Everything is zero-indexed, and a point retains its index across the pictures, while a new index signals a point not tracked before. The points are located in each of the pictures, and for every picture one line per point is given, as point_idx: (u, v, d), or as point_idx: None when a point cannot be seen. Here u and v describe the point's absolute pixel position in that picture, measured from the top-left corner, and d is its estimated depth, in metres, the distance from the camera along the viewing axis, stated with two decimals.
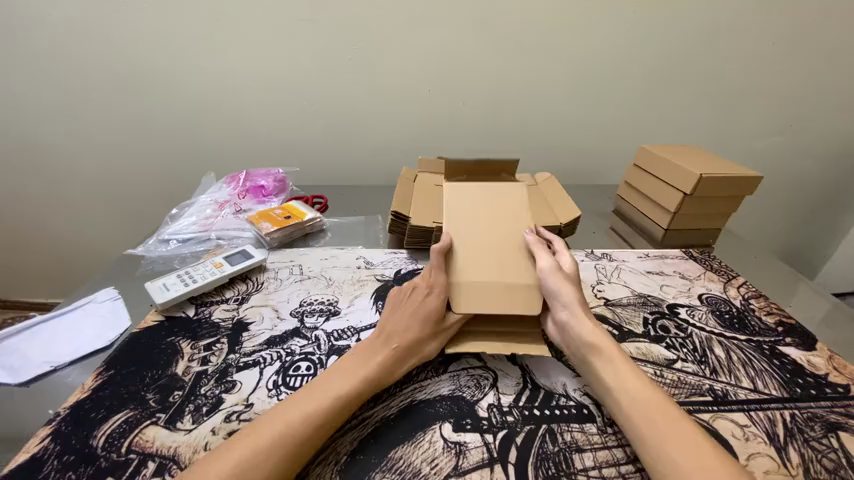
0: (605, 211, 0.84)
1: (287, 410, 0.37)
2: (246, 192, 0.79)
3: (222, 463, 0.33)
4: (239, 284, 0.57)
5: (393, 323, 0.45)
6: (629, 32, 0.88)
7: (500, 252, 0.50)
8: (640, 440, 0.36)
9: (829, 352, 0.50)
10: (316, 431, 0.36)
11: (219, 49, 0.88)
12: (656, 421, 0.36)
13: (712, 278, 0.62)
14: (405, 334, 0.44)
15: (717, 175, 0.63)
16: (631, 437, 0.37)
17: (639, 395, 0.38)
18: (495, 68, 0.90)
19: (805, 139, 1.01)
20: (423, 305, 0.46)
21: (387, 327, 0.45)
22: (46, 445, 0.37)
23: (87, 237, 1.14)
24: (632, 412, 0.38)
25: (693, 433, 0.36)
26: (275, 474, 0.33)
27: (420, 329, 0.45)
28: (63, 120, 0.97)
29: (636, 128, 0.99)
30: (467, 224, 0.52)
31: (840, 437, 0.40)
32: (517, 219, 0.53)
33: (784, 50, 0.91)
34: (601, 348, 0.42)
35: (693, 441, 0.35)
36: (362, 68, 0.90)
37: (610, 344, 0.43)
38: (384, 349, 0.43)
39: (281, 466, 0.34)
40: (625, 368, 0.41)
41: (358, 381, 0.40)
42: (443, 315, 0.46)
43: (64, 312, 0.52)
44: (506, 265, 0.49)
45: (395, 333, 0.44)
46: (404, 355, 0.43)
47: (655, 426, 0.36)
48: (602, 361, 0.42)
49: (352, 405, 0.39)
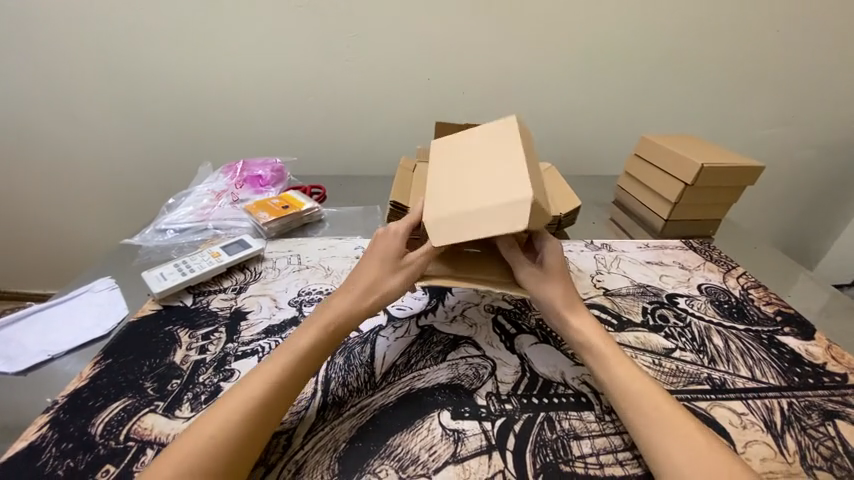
0: (605, 201, 0.83)
1: (252, 380, 0.37)
2: (244, 182, 0.78)
3: (198, 441, 0.33)
4: (238, 273, 0.57)
5: (356, 270, 0.47)
6: (632, 20, 0.86)
7: (481, 178, 0.45)
8: (645, 440, 0.35)
9: (827, 342, 0.50)
10: (280, 397, 0.36)
11: (215, 36, 0.86)
12: (657, 418, 0.36)
13: (712, 268, 0.62)
14: (365, 275, 0.46)
15: (717, 165, 0.63)
16: (636, 437, 0.36)
17: (637, 392, 0.38)
18: (496, 55, 0.89)
19: (808, 129, 1.00)
20: (384, 245, 0.47)
21: (352, 272, 0.47)
22: (44, 433, 0.37)
23: (84, 228, 1.13)
24: (627, 405, 0.38)
25: (691, 430, 0.35)
26: (240, 441, 0.33)
27: (381, 268, 0.46)
28: (58, 110, 0.95)
29: (638, 119, 0.98)
30: (443, 173, 0.50)
31: (837, 425, 0.40)
32: (506, 150, 0.48)
33: (789, 38, 0.90)
34: (598, 349, 0.42)
35: (692, 439, 0.34)
36: (360, 56, 0.88)
37: (604, 341, 0.42)
38: (345, 293, 0.44)
39: (247, 430, 0.34)
40: (623, 364, 0.40)
41: (321, 333, 0.41)
42: (403, 253, 0.47)
43: (62, 302, 0.52)
44: (484, 190, 0.44)
45: (361, 274, 0.46)
46: (367, 296, 0.44)
47: (656, 423, 0.36)
48: (595, 359, 0.41)
49: (308, 367, 0.39)
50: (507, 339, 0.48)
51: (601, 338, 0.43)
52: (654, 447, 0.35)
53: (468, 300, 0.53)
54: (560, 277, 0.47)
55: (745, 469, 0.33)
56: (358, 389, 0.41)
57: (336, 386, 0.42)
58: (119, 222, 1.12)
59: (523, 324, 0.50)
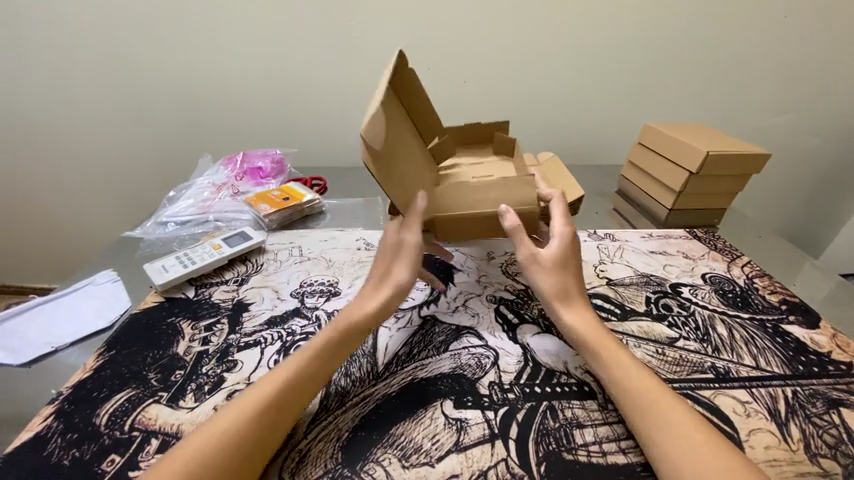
0: (608, 192, 0.82)
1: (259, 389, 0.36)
2: (244, 173, 0.78)
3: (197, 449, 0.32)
4: (239, 265, 0.57)
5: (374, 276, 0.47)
6: (637, 6, 0.85)
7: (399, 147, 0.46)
8: (644, 439, 0.35)
9: (832, 330, 0.50)
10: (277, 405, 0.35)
11: (213, 28, 0.85)
12: (659, 422, 0.35)
13: (716, 257, 0.61)
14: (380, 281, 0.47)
15: (723, 153, 0.62)
16: (640, 438, 0.35)
17: (641, 401, 0.37)
18: (498, 44, 0.88)
19: (816, 117, 0.99)
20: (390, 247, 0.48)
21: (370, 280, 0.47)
22: (49, 423, 0.37)
23: (86, 222, 1.13)
24: (624, 399, 0.37)
25: (693, 439, 0.34)
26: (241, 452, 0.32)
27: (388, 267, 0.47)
28: (56, 103, 0.95)
29: (641, 109, 0.97)
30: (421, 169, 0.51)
31: (841, 413, 0.40)
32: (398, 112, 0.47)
33: (796, 25, 0.88)
34: (606, 353, 0.40)
35: (693, 448, 0.33)
36: (361, 45, 0.87)
37: (616, 348, 0.41)
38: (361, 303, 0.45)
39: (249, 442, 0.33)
40: (624, 362, 0.40)
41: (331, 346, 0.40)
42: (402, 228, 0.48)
43: (65, 294, 0.53)
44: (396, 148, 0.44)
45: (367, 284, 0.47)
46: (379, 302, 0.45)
47: (651, 416, 0.35)
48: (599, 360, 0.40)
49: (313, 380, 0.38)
50: (509, 329, 0.48)
51: (602, 337, 0.42)
52: (653, 443, 0.34)
53: (469, 290, 0.53)
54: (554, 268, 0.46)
55: (744, 467, 0.32)
56: (360, 380, 0.41)
57: (338, 377, 0.42)
58: (120, 215, 1.11)
59: (525, 314, 0.50)
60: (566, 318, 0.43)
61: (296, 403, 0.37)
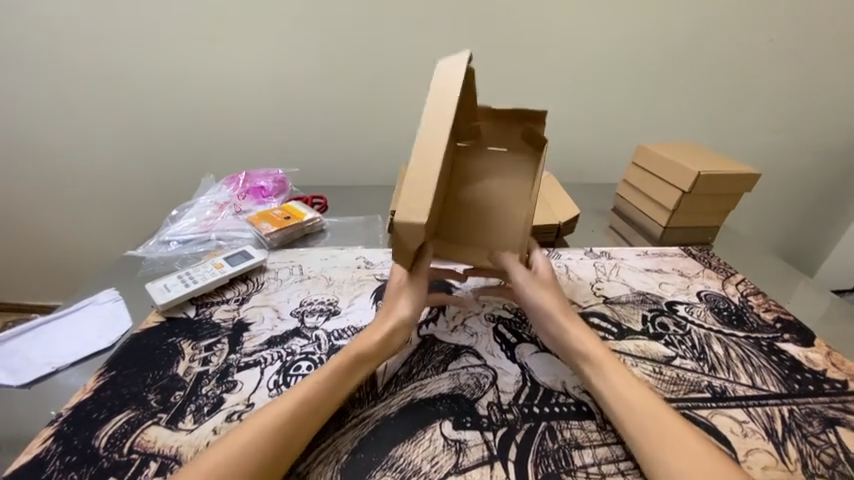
0: (604, 209, 0.84)
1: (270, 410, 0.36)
2: (246, 193, 0.79)
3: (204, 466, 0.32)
4: (240, 284, 0.58)
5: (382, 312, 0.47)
6: (627, 32, 0.89)
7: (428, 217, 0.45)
8: (641, 453, 0.35)
9: (827, 348, 0.50)
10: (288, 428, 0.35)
11: (221, 51, 0.88)
12: (653, 435, 0.36)
13: (711, 275, 0.62)
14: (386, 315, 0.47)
15: (714, 172, 0.64)
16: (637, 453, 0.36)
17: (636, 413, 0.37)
18: (495, 67, 0.91)
19: (805, 136, 1.01)
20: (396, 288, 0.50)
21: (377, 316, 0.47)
22: (48, 445, 0.37)
23: (86, 239, 1.13)
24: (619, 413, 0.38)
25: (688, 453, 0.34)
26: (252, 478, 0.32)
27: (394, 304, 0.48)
28: (63, 123, 0.97)
29: (634, 128, 0.99)
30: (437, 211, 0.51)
31: (838, 433, 0.40)
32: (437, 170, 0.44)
33: (780, 49, 0.92)
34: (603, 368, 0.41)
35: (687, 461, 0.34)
36: (362, 68, 0.90)
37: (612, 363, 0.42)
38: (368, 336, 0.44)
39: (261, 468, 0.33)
40: (620, 376, 0.41)
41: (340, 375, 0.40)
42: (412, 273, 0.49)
43: (66, 314, 0.53)
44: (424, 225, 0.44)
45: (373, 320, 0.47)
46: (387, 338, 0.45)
47: (644, 428, 0.36)
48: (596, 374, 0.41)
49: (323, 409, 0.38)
50: (508, 348, 0.48)
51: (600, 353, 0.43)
52: (649, 457, 0.35)
53: (468, 309, 0.54)
54: (552, 281, 0.50)
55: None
56: (360, 400, 0.42)
57: None
58: (121, 232, 1.12)
59: (523, 333, 0.50)
60: (574, 327, 0.45)
61: (310, 426, 0.36)
